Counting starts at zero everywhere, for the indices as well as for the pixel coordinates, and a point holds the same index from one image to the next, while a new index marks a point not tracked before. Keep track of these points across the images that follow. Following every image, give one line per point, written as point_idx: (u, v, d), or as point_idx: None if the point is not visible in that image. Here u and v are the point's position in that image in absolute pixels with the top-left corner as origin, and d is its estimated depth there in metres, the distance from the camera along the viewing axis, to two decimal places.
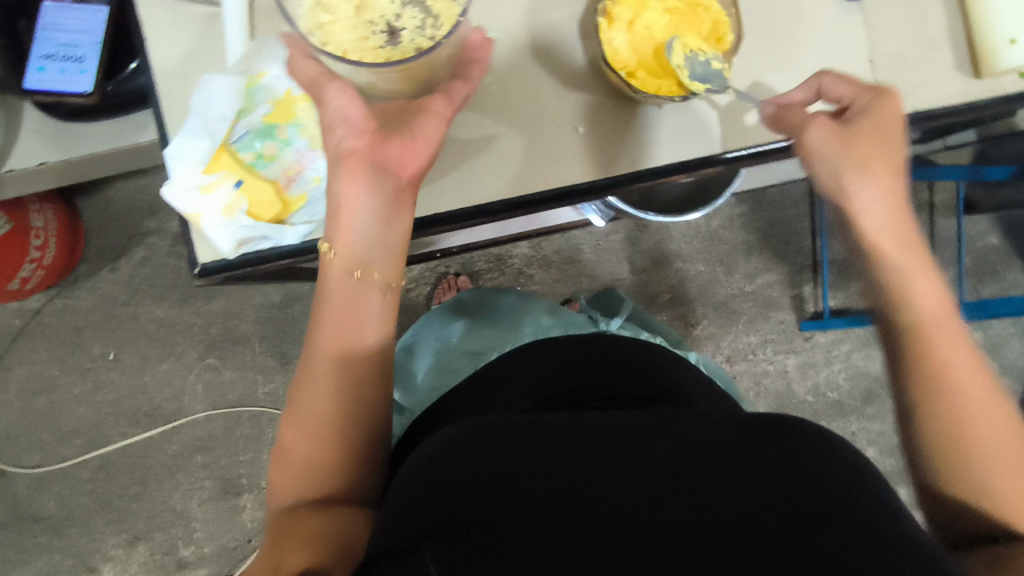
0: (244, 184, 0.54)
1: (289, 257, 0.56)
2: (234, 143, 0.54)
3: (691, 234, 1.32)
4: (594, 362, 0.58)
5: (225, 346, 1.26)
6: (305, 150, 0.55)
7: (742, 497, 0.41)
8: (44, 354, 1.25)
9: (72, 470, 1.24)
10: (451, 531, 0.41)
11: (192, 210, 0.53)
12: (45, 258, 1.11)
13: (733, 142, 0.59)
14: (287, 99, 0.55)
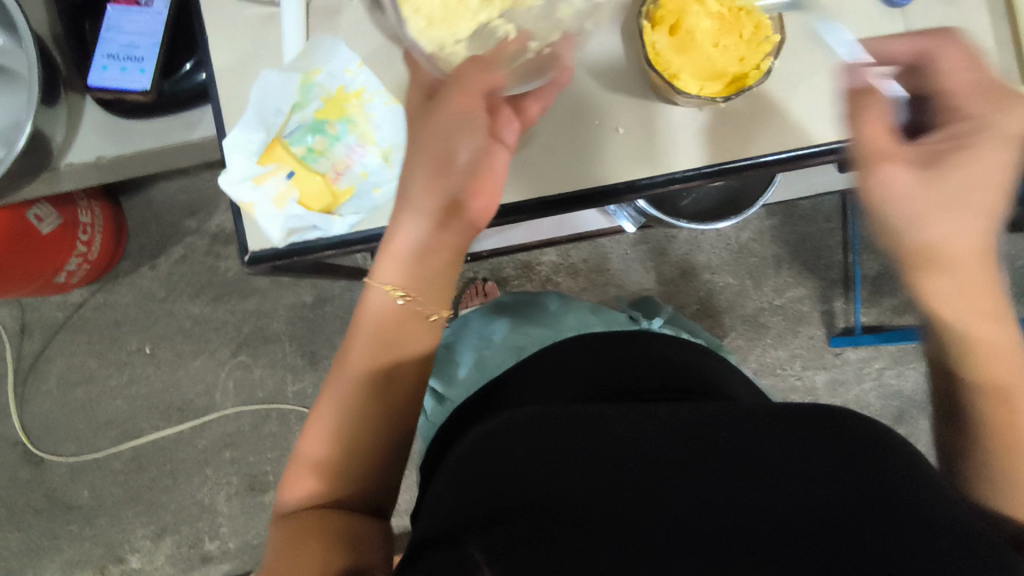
0: (294, 176, 0.56)
1: (333, 248, 0.57)
2: (287, 136, 0.56)
3: (720, 246, 1.31)
4: (638, 356, 0.59)
5: (256, 344, 1.29)
6: (354, 146, 0.57)
7: (798, 498, 0.42)
8: (84, 346, 1.28)
9: (105, 461, 1.28)
10: (500, 517, 0.43)
11: (246, 199, 0.55)
12: (89, 252, 1.14)
13: (775, 145, 0.59)
14: (339, 95, 0.57)
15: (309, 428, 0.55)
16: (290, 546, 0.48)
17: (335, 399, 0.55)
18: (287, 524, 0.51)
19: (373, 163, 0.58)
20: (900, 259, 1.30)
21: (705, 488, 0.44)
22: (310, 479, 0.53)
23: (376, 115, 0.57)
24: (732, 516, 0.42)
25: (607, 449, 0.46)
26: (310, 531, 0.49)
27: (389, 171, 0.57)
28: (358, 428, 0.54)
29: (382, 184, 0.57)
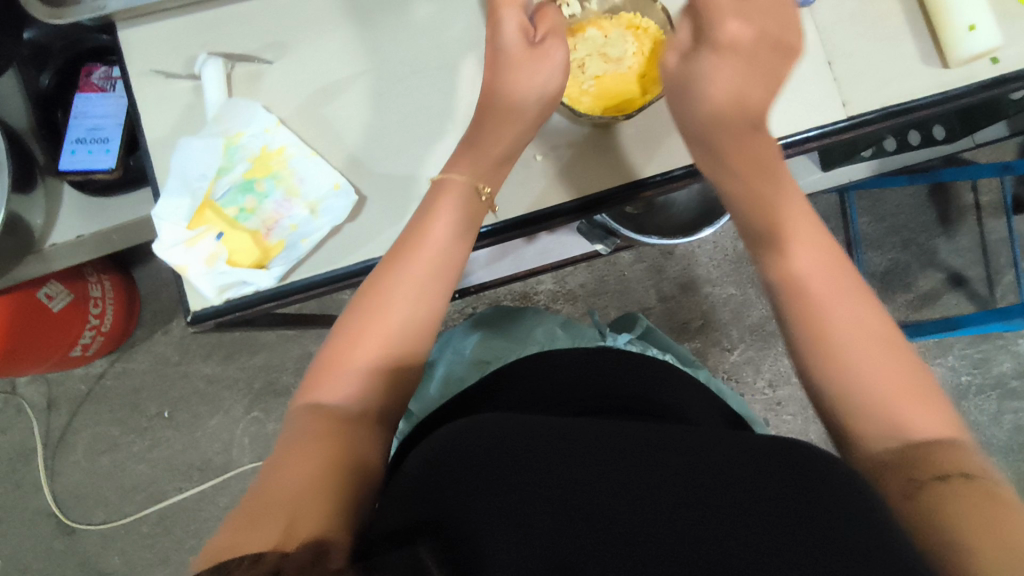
0: (224, 236, 0.58)
1: (271, 302, 0.59)
2: (216, 199, 0.59)
3: (718, 257, 1.29)
4: (602, 381, 0.60)
5: (269, 399, 1.32)
6: (281, 201, 0.59)
7: (761, 513, 0.40)
8: (107, 416, 1.33)
9: (133, 526, 1.31)
10: (455, 514, 0.42)
11: (181, 262, 0.58)
12: (102, 324, 1.20)
13: (686, 159, 0.63)
14: (263, 155, 0.60)
15: (346, 326, 0.54)
16: (288, 468, 0.44)
17: (386, 305, 0.54)
18: (304, 425, 0.49)
19: (301, 215, 0.59)
20: (907, 252, 1.26)
21: (666, 500, 0.41)
22: (349, 378, 0.51)
23: (300, 169, 0.60)
24: (689, 527, 0.40)
25: (571, 449, 0.44)
26: (317, 452, 0.46)
27: (317, 222, 0.59)
28: (404, 342, 0.54)
29: (310, 234, 0.59)
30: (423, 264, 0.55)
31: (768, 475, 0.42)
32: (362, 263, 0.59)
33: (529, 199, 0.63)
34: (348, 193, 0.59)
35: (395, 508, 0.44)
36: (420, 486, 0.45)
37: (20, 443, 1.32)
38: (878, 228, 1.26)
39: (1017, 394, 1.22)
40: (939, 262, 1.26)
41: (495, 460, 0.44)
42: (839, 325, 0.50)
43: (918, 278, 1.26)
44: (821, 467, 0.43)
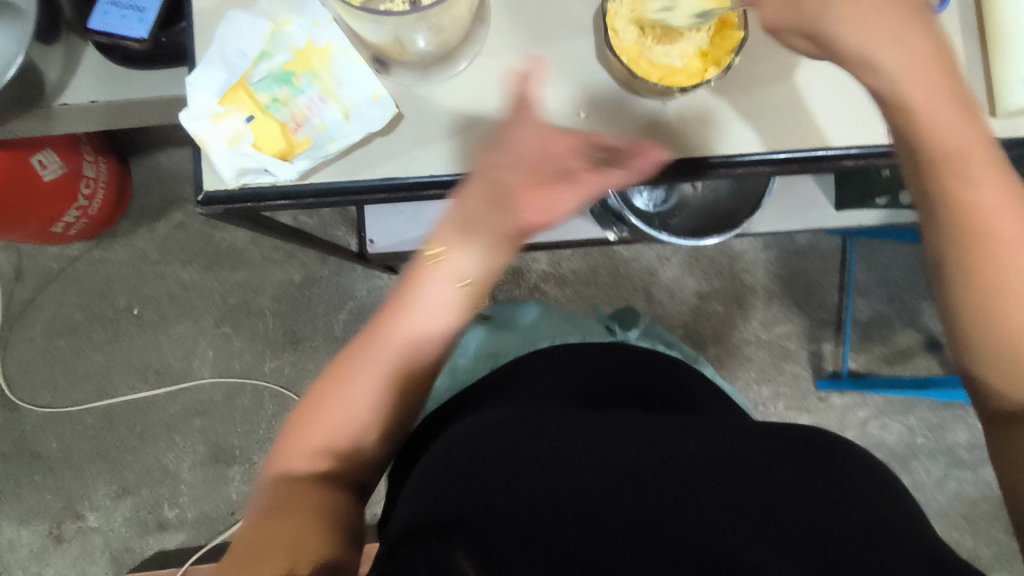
0: (253, 120, 0.57)
1: (285, 198, 0.58)
2: (252, 82, 0.58)
3: (712, 273, 1.31)
4: (618, 359, 0.66)
5: (240, 317, 1.30)
6: (316, 99, 0.58)
7: (760, 502, 0.50)
8: (72, 300, 1.30)
9: (78, 415, 1.28)
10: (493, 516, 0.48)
11: (201, 134, 0.57)
12: (88, 206, 1.17)
13: (723, 149, 0.62)
14: (308, 49, 0.59)
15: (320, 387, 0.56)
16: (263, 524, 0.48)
17: (361, 364, 0.56)
18: (270, 492, 0.52)
19: (333, 117, 0.58)
20: (892, 307, 1.28)
21: (675, 485, 0.51)
22: (312, 436, 0.54)
23: (341, 70, 0.59)
24: (700, 502, 0.50)
25: (584, 442, 0.54)
26: (300, 508, 0.49)
27: (347, 128, 0.58)
28: (357, 414, 0.54)
29: (339, 138, 0.58)
30: (409, 330, 0.56)
31: (769, 470, 0.52)
32: (383, 179, 0.59)
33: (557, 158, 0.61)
34: (385, 105, 0.58)
35: (430, 502, 0.50)
36: (446, 473, 0.52)
37: None
38: (870, 279, 1.29)
39: (962, 463, 1.27)
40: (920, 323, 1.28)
41: (524, 458, 0.53)
42: (1003, 227, 0.48)
43: (897, 334, 1.28)
44: (808, 456, 0.53)
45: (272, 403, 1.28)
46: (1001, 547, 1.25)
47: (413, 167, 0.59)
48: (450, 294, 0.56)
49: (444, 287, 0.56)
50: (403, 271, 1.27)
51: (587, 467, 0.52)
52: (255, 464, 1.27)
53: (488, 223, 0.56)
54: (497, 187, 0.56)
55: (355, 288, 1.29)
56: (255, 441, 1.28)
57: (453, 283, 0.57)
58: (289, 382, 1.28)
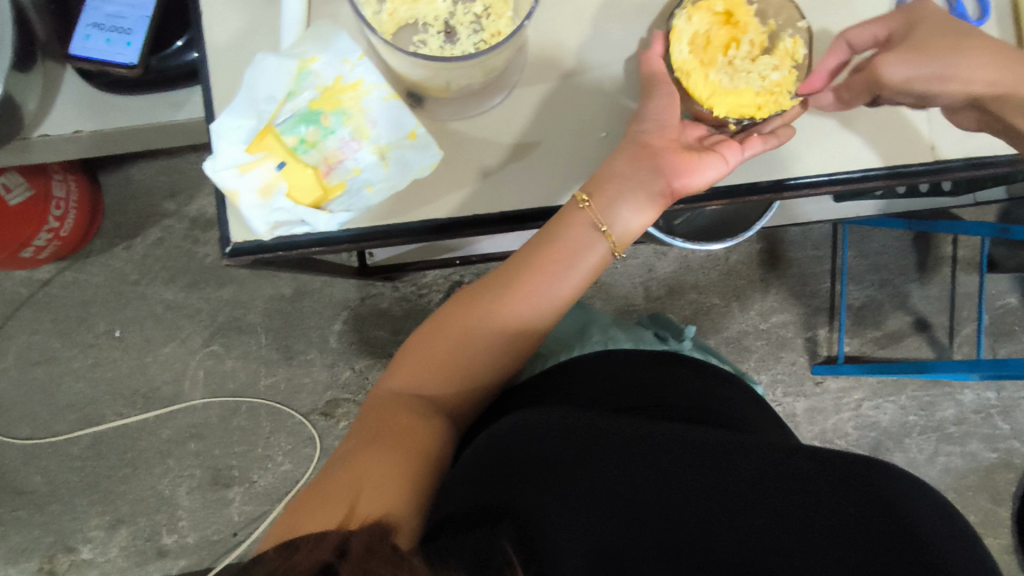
0: (284, 167, 0.54)
1: (318, 245, 0.57)
2: (279, 125, 0.54)
3: (708, 266, 1.31)
4: (671, 377, 0.62)
5: (230, 334, 1.25)
6: (348, 140, 0.55)
7: (826, 537, 0.45)
8: (48, 326, 1.23)
9: (62, 446, 1.22)
10: (534, 506, 0.46)
11: (233, 188, 0.54)
12: (62, 228, 1.10)
13: (760, 174, 0.60)
14: (335, 86, 0.55)
15: (441, 329, 0.58)
16: (355, 458, 0.52)
17: (477, 328, 0.57)
18: (368, 418, 0.57)
19: (368, 159, 0.56)
20: (883, 291, 1.31)
21: (732, 505, 0.47)
22: (408, 385, 0.57)
23: (373, 108, 0.55)
24: (753, 529, 0.46)
25: (640, 448, 0.49)
26: (382, 455, 0.52)
27: (384, 170, 0.56)
28: (455, 383, 0.58)
29: (376, 182, 0.56)
30: (522, 312, 0.57)
31: (840, 501, 0.46)
32: (420, 222, 0.58)
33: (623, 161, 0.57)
34: (424, 145, 0.56)
35: (469, 488, 0.48)
36: (482, 467, 0.49)
37: None
38: (861, 264, 1.31)
39: (953, 439, 1.30)
40: (909, 306, 1.31)
41: (572, 454, 0.49)
42: None
43: (888, 317, 1.31)
44: (894, 489, 0.47)
45: (269, 421, 1.24)
46: (992, 517, 1.29)
47: (445, 211, 0.58)
48: (564, 290, 0.58)
49: (558, 275, 0.57)
50: (398, 279, 1.24)
51: (639, 480, 0.48)
52: (255, 485, 1.23)
53: (619, 194, 0.56)
54: (640, 151, 0.56)
55: (349, 299, 1.25)
56: (253, 461, 1.24)
57: (568, 273, 0.58)
58: (285, 399, 1.25)
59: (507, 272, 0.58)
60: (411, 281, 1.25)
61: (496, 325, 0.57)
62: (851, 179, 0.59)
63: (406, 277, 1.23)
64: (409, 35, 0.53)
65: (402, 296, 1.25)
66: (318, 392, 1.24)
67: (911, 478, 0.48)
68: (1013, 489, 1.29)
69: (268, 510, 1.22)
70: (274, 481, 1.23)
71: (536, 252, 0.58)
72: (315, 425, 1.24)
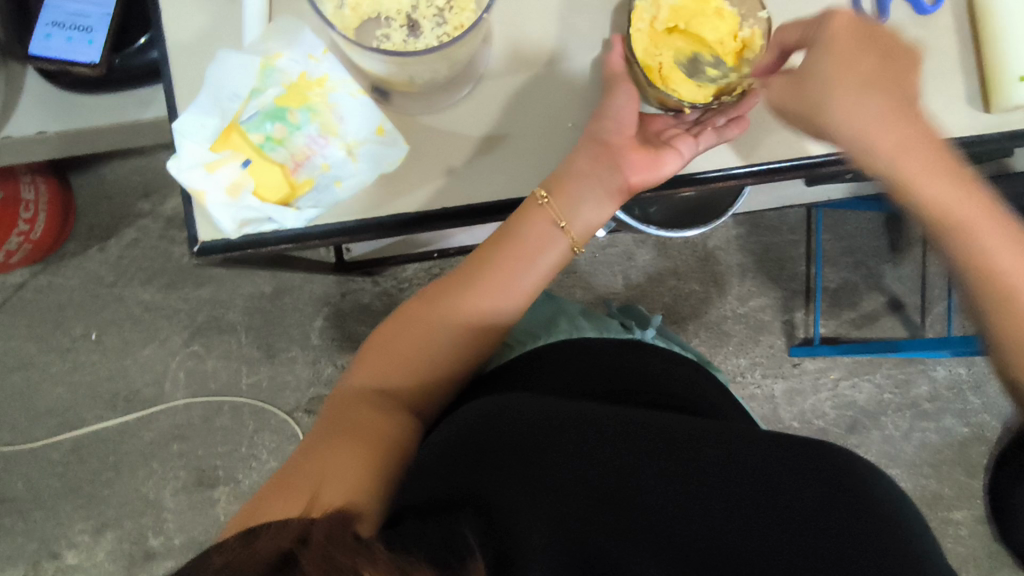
0: (250, 165, 0.54)
1: (289, 242, 0.57)
2: (244, 122, 0.54)
3: (686, 253, 1.33)
4: (635, 366, 0.63)
5: (210, 334, 1.24)
6: (315, 136, 0.55)
7: (785, 517, 0.47)
8: (24, 331, 1.22)
9: (43, 451, 1.21)
10: (497, 491, 0.47)
11: (199, 188, 0.54)
12: (32, 231, 1.08)
13: (728, 161, 0.61)
14: (301, 82, 0.55)
15: (405, 325, 0.59)
16: (318, 454, 0.52)
17: (440, 322, 0.58)
18: (330, 415, 0.56)
19: (336, 155, 0.56)
20: (857, 273, 1.33)
21: (697, 488, 0.48)
22: (371, 380, 0.58)
23: (340, 104, 0.55)
24: (716, 510, 0.47)
25: (606, 433, 0.50)
26: (345, 450, 0.53)
27: (352, 166, 0.56)
28: (417, 378, 0.58)
29: (344, 178, 0.56)
30: (485, 305, 0.58)
31: (798, 481, 0.48)
32: (391, 217, 0.58)
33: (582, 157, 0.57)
34: (392, 141, 0.56)
35: (436, 480, 0.48)
36: (451, 457, 0.49)
37: None
38: (835, 247, 1.34)
39: (927, 415, 1.33)
40: (883, 286, 1.34)
41: (540, 440, 0.49)
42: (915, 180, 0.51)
43: (863, 298, 1.34)
44: (845, 471, 0.49)
45: (253, 420, 1.24)
46: (967, 490, 1.32)
47: (416, 205, 0.58)
48: (525, 284, 0.59)
49: (519, 270, 0.58)
50: (379, 274, 1.23)
51: (604, 464, 0.49)
52: (240, 484, 1.23)
53: (579, 192, 0.58)
54: (598, 151, 0.57)
55: (329, 295, 1.25)
56: (238, 460, 1.23)
57: (530, 267, 0.59)
58: (268, 397, 1.24)
59: (470, 267, 0.59)
60: (392, 276, 1.25)
61: (458, 319, 0.58)
62: (813, 165, 0.60)
63: (387, 271, 1.23)
64: (373, 29, 0.53)
65: (383, 291, 1.25)
66: (301, 388, 1.24)
67: (859, 460, 0.51)
68: (986, 462, 1.32)
69: None
70: (260, 479, 1.23)
71: (499, 246, 0.58)
72: (299, 422, 1.24)
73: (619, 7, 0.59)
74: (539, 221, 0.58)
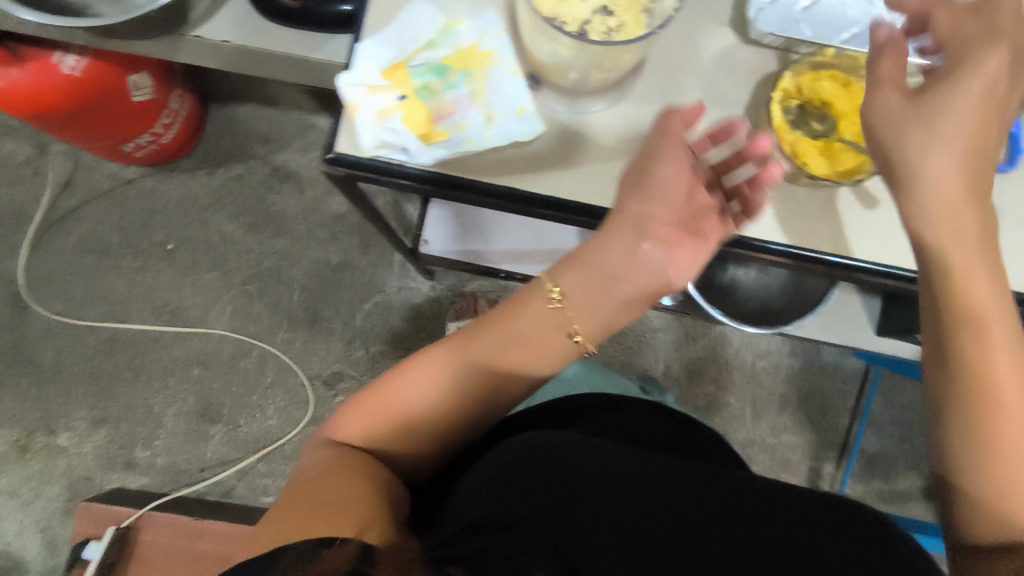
0: (403, 100, 0.62)
1: (407, 178, 0.61)
2: (411, 66, 0.63)
3: (733, 365, 1.32)
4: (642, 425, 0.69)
5: (268, 281, 1.30)
6: (465, 96, 0.62)
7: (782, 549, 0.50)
8: (113, 221, 1.30)
9: (81, 333, 1.27)
10: (521, 516, 0.52)
11: (354, 101, 0.62)
12: (162, 135, 1.17)
13: (827, 244, 0.62)
14: (469, 50, 0.63)
15: (415, 382, 0.62)
16: (337, 486, 0.56)
17: (448, 381, 0.62)
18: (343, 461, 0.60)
19: (475, 118, 0.62)
20: (899, 446, 1.28)
21: (692, 519, 0.53)
22: (383, 431, 0.62)
23: (495, 78, 0.63)
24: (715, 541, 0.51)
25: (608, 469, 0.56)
26: (360, 483, 0.57)
27: (487, 131, 0.61)
28: (426, 429, 0.63)
29: (476, 139, 0.61)
30: (491, 369, 0.62)
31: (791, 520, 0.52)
32: (503, 185, 0.61)
33: (618, 230, 0.58)
34: (530, 121, 0.62)
35: (477, 506, 0.54)
36: (481, 487, 0.56)
37: (19, 203, 1.28)
38: (884, 413, 1.30)
39: None
40: (922, 470, 1.28)
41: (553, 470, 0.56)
42: (955, 237, 0.52)
43: (898, 474, 1.28)
44: (853, 521, 0.51)
45: (274, 373, 1.27)
46: None
47: (529, 183, 0.61)
48: (534, 355, 0.62)
49: (531, 341, 0.62)
50: (438, 280, 1.28)
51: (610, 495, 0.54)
52: (238, 429, 1.25)
53: (602, 267, 0.60)
54: (633, 228, 0.58)
55: (386, 284, 1.29)
56: (245, 406, 1.26)
57: (540, 339, 0.62)
58: (296, 357, 1.28)
59: (480, 335, 0.63)
60: (449, 286, 1.29)
61: (463, 378, 0.62)
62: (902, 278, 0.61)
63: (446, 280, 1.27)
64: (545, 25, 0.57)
65: (437, 297, 1.29)
66: (328, 360, 1.27)
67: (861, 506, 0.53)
68: None
69: (242, 458, 1.24)
70: (258, 431, 1.24)
71: (514, 325, 0.62)
72: (315, 390, 1.26)
73: (762, 82, 0.64)
74: (559, 299, 0.62)
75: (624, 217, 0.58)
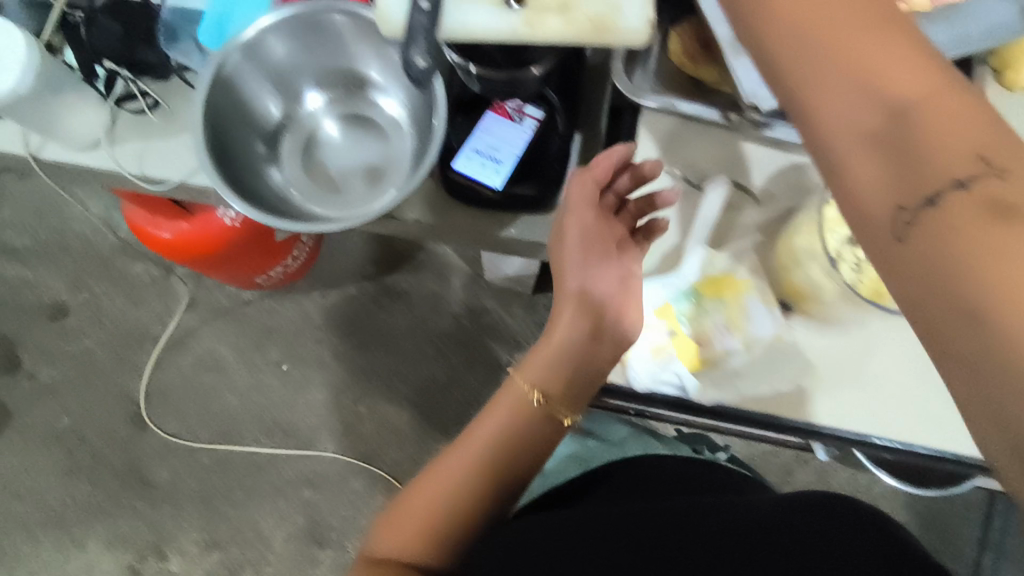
0: (673, 335, 0.63)
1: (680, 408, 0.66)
2: (671, 300, 0.64)
3: (849, 490, 1.28)
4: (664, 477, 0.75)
5: (378, 400, 1.31)
6: (723, 327, 0.63)
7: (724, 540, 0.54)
8: (230, 341, 1.33)
9: (196, 453, 1.28)
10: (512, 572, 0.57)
11: (620, 341, 0.64)
12: (291, 266, 1.21)
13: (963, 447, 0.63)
14: (723, 278, 0.65)
15: (429, 479, 0.65)
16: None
17: (458, 472, 0.65)
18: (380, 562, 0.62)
19: (736, 348, 0.63)
20: None
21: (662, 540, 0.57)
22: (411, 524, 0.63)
23: (753, 308, 0.64)
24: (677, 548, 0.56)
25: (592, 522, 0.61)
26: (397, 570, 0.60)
27: (755, 364, 0.64)
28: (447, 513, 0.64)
29: (746, 372, 0.64)
30: (489, 445, 0.66)
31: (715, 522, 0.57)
32: (770, 416, 0.64)
33: (572, 304, 0.63)
34: (798, 352, 0.64)
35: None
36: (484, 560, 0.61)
37: (143, 323, 1.33)
38: None
39: None
40: None
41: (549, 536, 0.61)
42: None
43: None
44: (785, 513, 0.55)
45: (383, 495, 1.26)
46: None
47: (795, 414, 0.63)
48: (525, 427, 0.66)
49: (516, 418, 0.66)
50: None
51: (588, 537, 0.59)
52: (347, 553, 1.23)
53: (573, 325, 0.63)
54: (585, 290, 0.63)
55: None
56: (353, 530, 1.25)
57: (522, 414, 0.66)
58: (405, 478, 1.27)
59: (481, 426, 0.67)
60: None
61: (475, 462, 0.65)
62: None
63: None
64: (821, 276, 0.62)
65: None
66: None
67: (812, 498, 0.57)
68: None
69: None
70: None
71: (508, 407, 0.66)
72: None
73: None
74: (542, 371, 0.65)
75: (590, 283, 0.63)
